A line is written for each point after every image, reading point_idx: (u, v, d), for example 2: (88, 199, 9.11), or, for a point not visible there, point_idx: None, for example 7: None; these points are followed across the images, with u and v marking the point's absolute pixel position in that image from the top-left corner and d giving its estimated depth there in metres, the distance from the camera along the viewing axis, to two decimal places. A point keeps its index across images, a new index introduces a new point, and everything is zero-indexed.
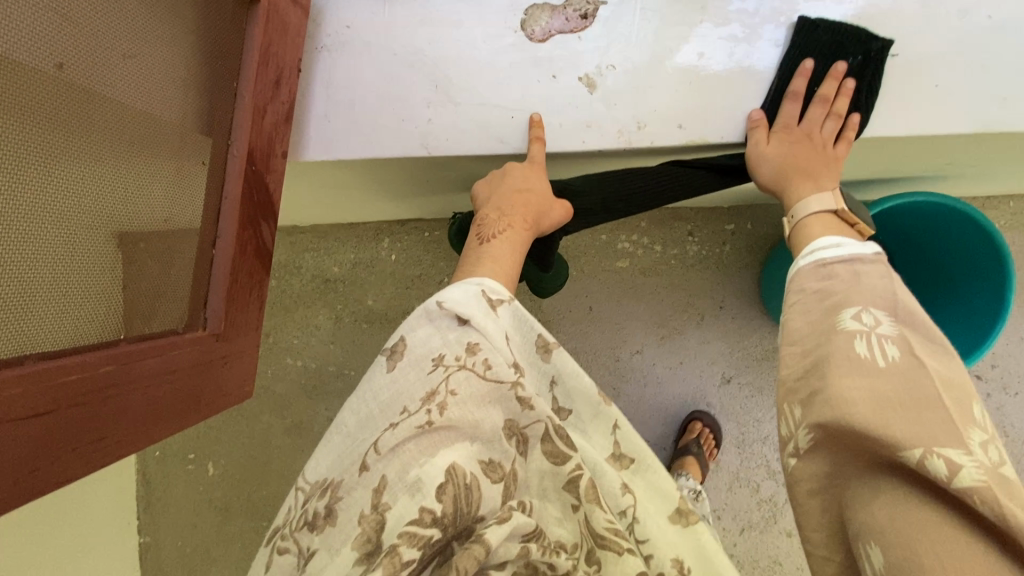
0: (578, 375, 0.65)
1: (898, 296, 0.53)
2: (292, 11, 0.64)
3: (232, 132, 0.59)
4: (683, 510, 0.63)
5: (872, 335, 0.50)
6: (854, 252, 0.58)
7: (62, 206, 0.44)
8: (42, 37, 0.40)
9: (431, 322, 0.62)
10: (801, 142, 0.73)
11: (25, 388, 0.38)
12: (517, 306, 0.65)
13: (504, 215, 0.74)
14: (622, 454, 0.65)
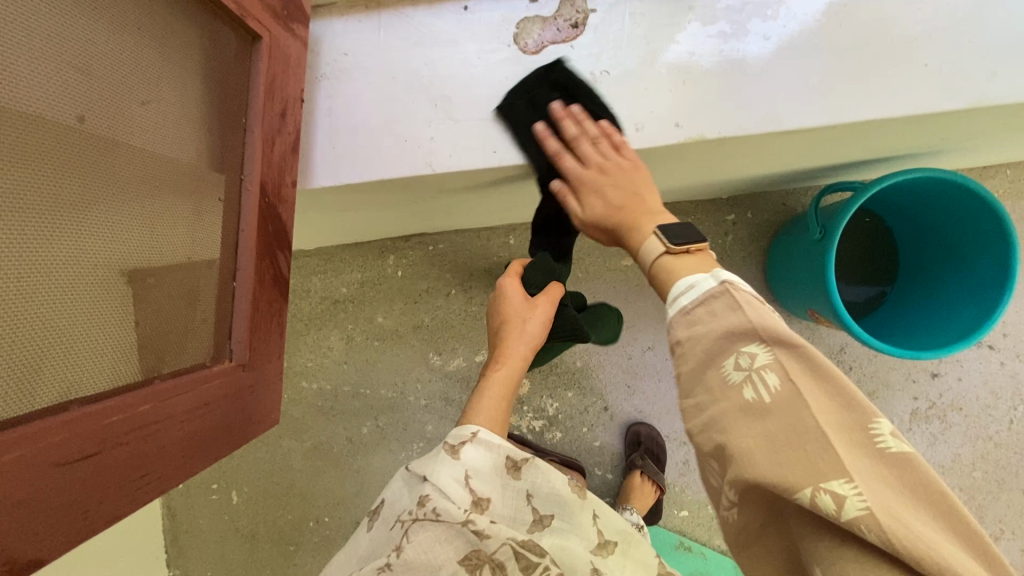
0: (552, 476, 0.71)
1: (755, 327, 0.45)
2: (292, 44, 0.66)
3: (243, 167, 0.60)
4: (664, 573, 0.72)
5: (751, 375, 0.44)
6: (709, 292, 0.50)
7: (94, 254, 0.45)
8: (67, 93, 0.41)
9: (408, 481, 0.69)
10: (609, 188, 0.68)
11: (72, 433, 0.40)
12: (481, 439, 0.70)
13: (495, 351, 0.81)
14: (607, 541, 0.71)
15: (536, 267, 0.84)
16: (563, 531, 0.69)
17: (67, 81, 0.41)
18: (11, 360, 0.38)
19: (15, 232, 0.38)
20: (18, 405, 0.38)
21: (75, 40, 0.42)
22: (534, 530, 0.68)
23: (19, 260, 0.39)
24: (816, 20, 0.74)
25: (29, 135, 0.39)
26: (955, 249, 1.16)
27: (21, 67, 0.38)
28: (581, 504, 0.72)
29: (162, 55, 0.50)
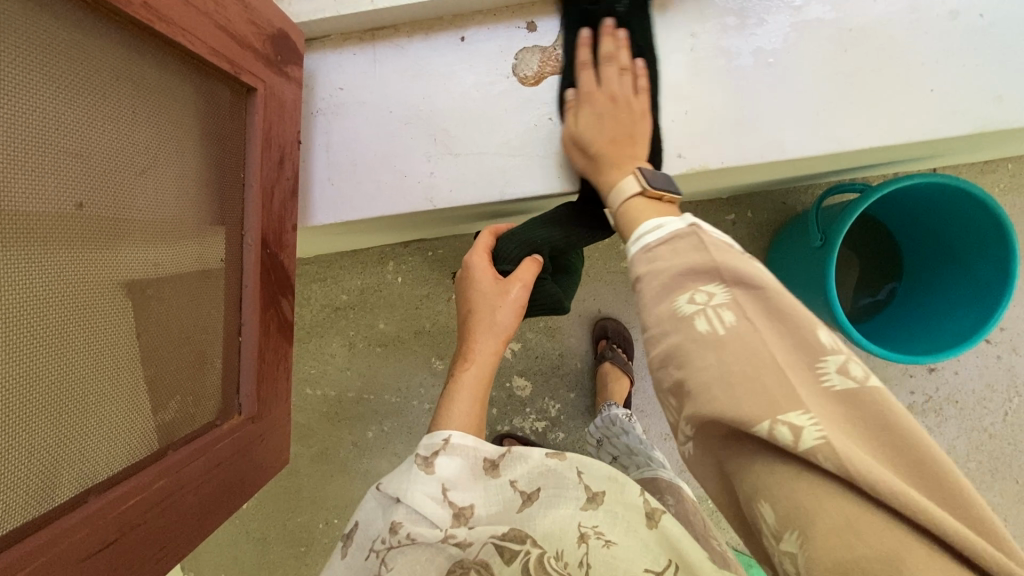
0: (528, 456, 0.61)
1: (715, 266, 0.42)
2: (287, 87, 0.65)
3: (244, 221, 0.60)
4: (651, 511, 0.57)
5: (707, 310, 0.41)
6: (674, 233, 0.48)
7: (104, 339, 0.44)
8: (64, 189, 0.40)
9: (376, 499, 0.59)
10: (610, 121, 0.69)
11: (92, 527, 0.41)
12: (454, 445, 0.60)
13: (461, 347, 0.71)
14: (594, 492, 0.59)
15: (511, 240, 0.73)
16: (547, 503, 0.58)
17: (64, 176, 0.40)
18: (24, 467, 0.38)
19: (21, 343, 0.38)
20: (35, 508, 0.39)
21: (66, 129, 0.40)
22: (523, 510, 0.58)
23: (27, 368, 0.38)
24: (819, 46, 0.73)
25: (30, 243, 0.38)
26: (956, 249, 1.15)
27: (16, 176, 0.37)
28: (562, 470, 0.59)
29: (157, 121, 0.49)
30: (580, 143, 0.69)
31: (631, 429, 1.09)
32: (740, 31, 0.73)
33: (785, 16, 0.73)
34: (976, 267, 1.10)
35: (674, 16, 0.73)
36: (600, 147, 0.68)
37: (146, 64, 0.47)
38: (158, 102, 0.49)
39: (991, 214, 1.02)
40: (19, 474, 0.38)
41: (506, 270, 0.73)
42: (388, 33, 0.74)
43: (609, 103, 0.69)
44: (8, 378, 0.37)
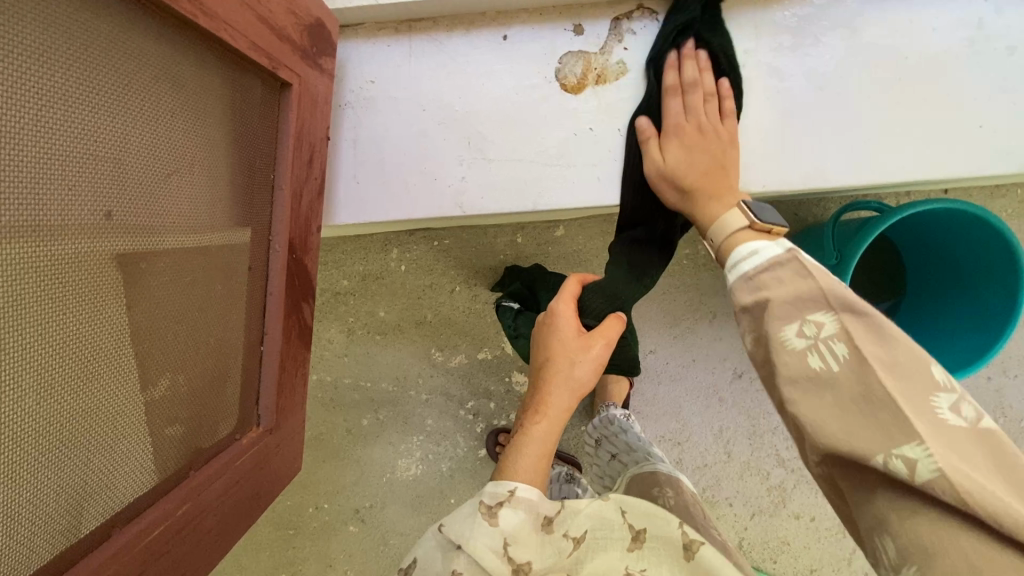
0: (578, 503, 0.61)
1: (823, 292, 0.41)
2: (319, 81, 0.61)
3: (272, 226, 0.56)
4: (688, 543, 0.58)
5: (817, 344, 0.40)
6: (773, 260, 0.46)
7: (137, 359, 0.41)
8: (96, 198, 0.37)
9: (436, 550, 0.58)
10: (699, 152, 0.64)
11: (120, 564, 0.39)
12: (519, 498, 0.58)
13: (534, 397, 0.65)
14: (635, 532, 0.59)
15: (599, 292, 0.70)
16: (596, 544, 0.58)
17: (96, 186, 0.37)
18: (54, 501, 0.36)
19: (51, 372, 0.35)
20: (64, 541, 0.36)
21: (100, 136, 0.37)
22: (575, 554, 0.58)
23: (57, 397, 0.35)
24: (873, 71, 0.70)
25: (62, 260, 0.35)
26: (963, 274, 1.09)
27: (45, 189, 0.33)
28: (605, 511, 0.61)
29: (194, 122, 0.45)
30: (671, 179, 0.64)
31: (630, 429, 1.05)
32: (793, 50, 0.70)
33: (841, 38, 0.70)
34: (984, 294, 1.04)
35: (727, 30, 0.70)
36: (693, 183, 0.63)
37: (184, 59, 0.43)
38: (195, 101, 0.45)
39: (1004, 241, 0.96)
40: (48, 508, 0.35)
41: (589, 324, 0.70)
42: (425, 26, 0.70)
43: (696, 134, 0.65)
44: (37, 410, 0.34)
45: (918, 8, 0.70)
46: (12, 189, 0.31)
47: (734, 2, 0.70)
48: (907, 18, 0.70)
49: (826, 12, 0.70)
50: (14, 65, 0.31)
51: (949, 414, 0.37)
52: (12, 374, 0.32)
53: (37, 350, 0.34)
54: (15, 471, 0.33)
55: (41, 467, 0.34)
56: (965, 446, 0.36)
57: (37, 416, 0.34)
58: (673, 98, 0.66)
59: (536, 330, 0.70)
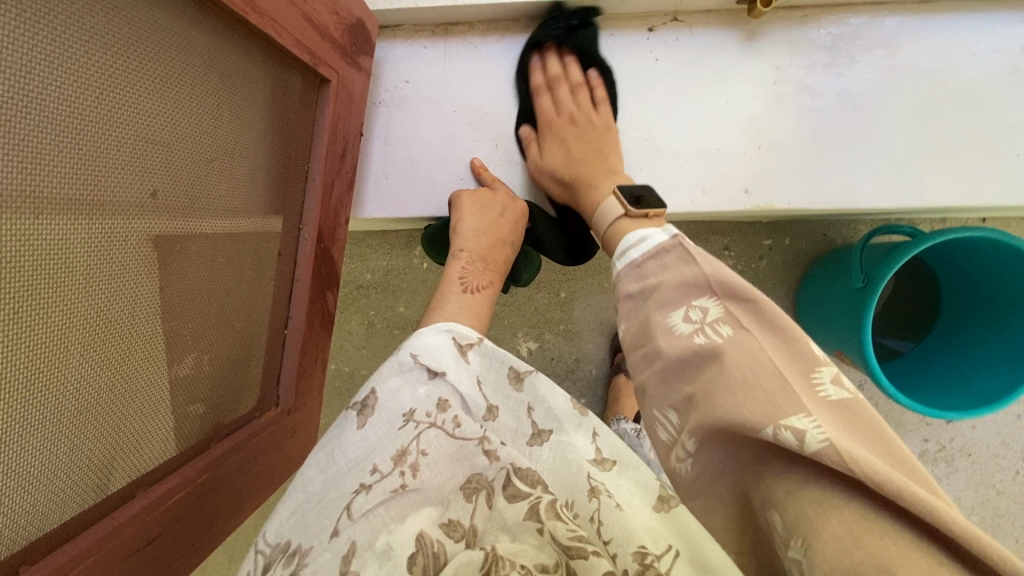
0: (554, 396, 0.58)
1: (709, 280, 0.44)
2: (356, 78, 0.63)
3: (302, 216, 0.59)
4: (665, 496, 0.53)
5: (702, 329, 0.42)
6: (659, 246, 0.50)
7: (174, 334, 0.44)
8: (142, 176, 0.39)
9: (400, 375, 0.55)
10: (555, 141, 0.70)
11: (141, 524, 0.41)
12: (489, 345, 0.60)
13: (473, 268, 0.70)
14: (602, 457, 0.56)
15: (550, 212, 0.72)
16: (561, 448, 0.56)
17: (148, 167, 0.39)
18: (85, 459, 0.38)
19: (84, 336, 0.36)
20: (93, 497, 0.39)
21: (145, 116, 0.38)
22: (533, 445, 0.57)
23: (88, 360, 0.37)
24: (908, 92, 0.70)
25: (113, 230, 0.37)
26: (995, 306, 1.06)
27: (102, 164, 0.36)
28: (580, 425, 0.57)
29: (237, 112, 0.47)
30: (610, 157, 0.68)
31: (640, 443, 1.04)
32: (828, 69, 0.70)
33: (876, 58, 0.70)
34: (1018, 328, 1.00)
35: (761, 46, 0.70)
36: (570, 177, 0.69)
37: (234, 53, 0.46)
38: (240, 93, 0.47)
39: None
40: (83, 466, 0.38)
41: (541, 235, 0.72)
42: (460, 30, 0.72)
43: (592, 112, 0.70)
44: (78, 370, 0.36)
45: (960, 31, 0.69)
46: (62, 160, 0.33)
47: (771, 18, 0.70)
48: (948, 41, 0.69)
49: (863, 32, 0.70)
50: (83, 49, 0.34)
51: (829, 388, 0.38)
52: (59, 333, 0.34)
53: (84, 313, 0.36)
54: (55, 424, 0.35)
55: (78, 424, 0.37)
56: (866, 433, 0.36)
57: (78, 375, 0.36)
58: (543, 96, 0.72)
59: (472, 193, 0.69)
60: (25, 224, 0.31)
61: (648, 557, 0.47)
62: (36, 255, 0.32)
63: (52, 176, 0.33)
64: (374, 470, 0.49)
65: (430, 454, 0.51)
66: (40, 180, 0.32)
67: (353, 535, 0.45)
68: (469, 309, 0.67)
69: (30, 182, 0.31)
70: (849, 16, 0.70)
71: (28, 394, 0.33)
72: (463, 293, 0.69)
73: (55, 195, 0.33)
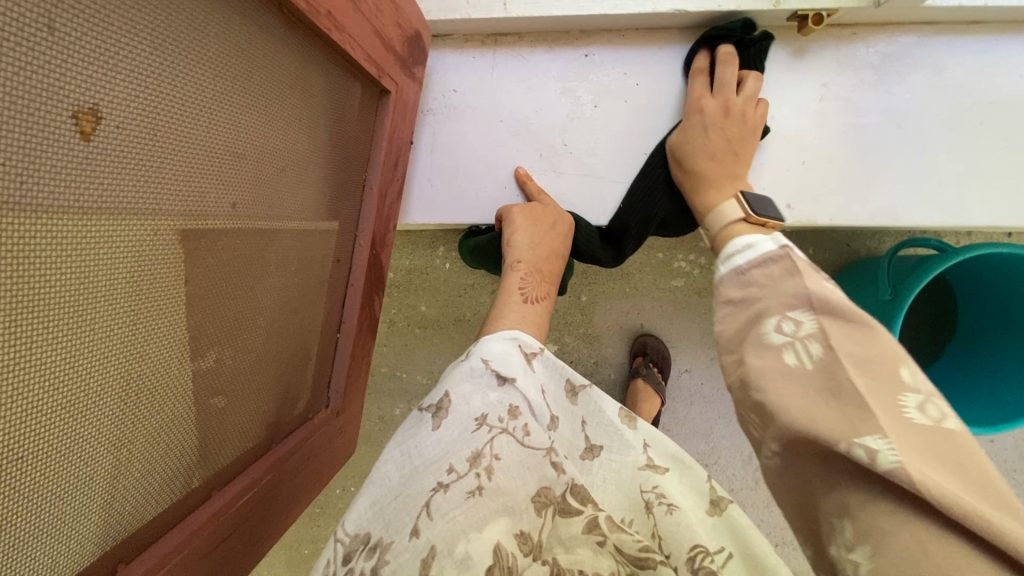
0: (605, 405, 0.63)
1: (810, 295, 0.44)
2: (411, 88, 0.64)
3: (358, 223, 0.60)
4: (716, 499, 0.58)
5: (795, 342, 0.43)
6: (766, 255, 0.49)
7: (249, 338, 0.45)
8: (231, 191, 0.40)
9: (472, 380, 0.59)
10: (715, 133, 0.65)
11: (217, 524, 0.43)
12: (551, 357, 0.65)
13: (526, 283, 0.72)
14: (655, 464, 0.60)
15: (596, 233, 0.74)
16: (611, 463, 0.60)
17: (240, 179, 0.40)
18: (173, 462, 0.39)
19: (178, 345, 0.37)
20: (180, 492, 0.40)
21: (240, 132, 0.39)
22: (587, 458, 0.61)
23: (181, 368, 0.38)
24: (955, 112, 0.70)
25: (212, 241, 0.39)
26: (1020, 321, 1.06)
27: (207, 177, 0.37)
28: (633, 436, 0.62)
29: (308, 124, 0.48)
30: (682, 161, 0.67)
31: None
32: (875, 87, 0.70)
33: (924, 77, 0.70)
34: None
35: (810, 61, 0.70)
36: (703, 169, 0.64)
37: (312, 66, 0.47)
38: (313, 105, 0.49)
39: None
40: (171, 468, 0.39)
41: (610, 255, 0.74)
42: (509, 41, 0.73)
43: (720, 115, 0.65)
44: (170, 378, 0.37)
45: (1008, 53, 0.70)
46: (176, 178, 0.34)
47: (821, 35, 0.70)
48: (997, 62, 0.69)
49: (912, 51, 0.70)
50: (205, 70, 0.35)
51: (914, 411, 0.38)
52: (164, 340, 0.36)
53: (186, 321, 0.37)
54: (155, 425, 0.37)
55: (174, 425, 0.38)
56: (939, 446, 0.37)
57: (175, 380, 0.38)
58: (726, 65, 0.66)
59: (522, 208, 0.70)
60: (146, 238, 0.33)
61: (701, 559, 0.51)
62: (150, 268, 0.34)
63: (168, 193, 0.34)
64: (451, 469, 0.52)
65: (503, 459, 0.54)
66: (158, 199, 0.33)
67: (432, 538, 0.47)
68: (530, 318, 0.69)
69: (154, 199, 0.33)
70: (900, 34, 0.70)
71: (134, 399, 0.34)
72: (523, 304, 0.70)
73: (172, 209, 0.34)
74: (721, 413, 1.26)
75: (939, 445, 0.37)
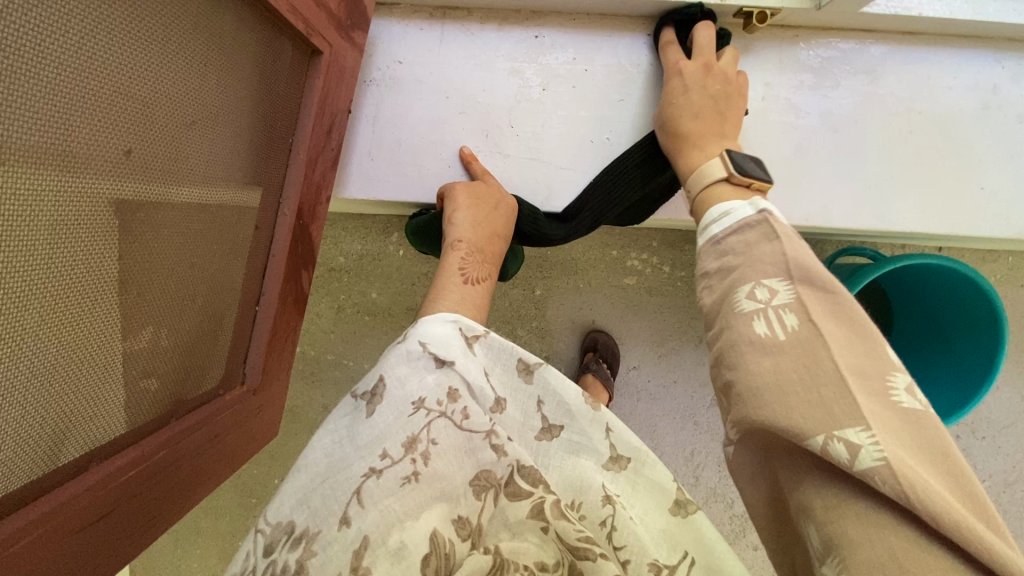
0: (565, 389, 0.59)
1: (788, 260, 0.44)
2: (349, 54, 0.61)
3: (283, 189, 0.57)
4: (682, 500, 0.55)
5: (767, 311, 0.42)
6: (743, 221, 0.49)
7: (144, 299, 0.42)
8: (113, 131, 0.36)
9: (408, 363, 0.56)
10: (699, 93, 0.64)
11: (92, 499, 0.39)
12: (494, 338, 0.61)
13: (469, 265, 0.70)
14: (617, 455, 0.57)
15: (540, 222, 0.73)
16: (569, 449, 0.58)
17: (127, 126, 0.37)
18: (38, 429, 0.35)
19: (46, 297, 0.34)
20: (41, 470, 0.36)
21: (119, 66, 0.36)
22: (542, 440, 0.58)
23: (48, 321, 0.34)
24: (888, 119, 0.72)
25: (87, 189, 0.35)
26: (942, 329, 1.11)
27: (79, 116, 0.34)
28: (594, 423, 0.58)
29: (219, 72, 0.45)
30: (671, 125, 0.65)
31: None
32: (814, 90, 0.72)
33: (860, 83, 0.72)
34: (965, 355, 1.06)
35: (755, 59, 0.71)
36: (688, 129, 0.63)
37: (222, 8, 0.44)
38: (227, 59, 0.45)
39: (987, 305, 0.99)
40: (36, 435, 0.35)
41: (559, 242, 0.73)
42: (459, 15, 0.71)
43: (702, 72, 0.64)
44: (33, 333, 0.33)
45: (939, 65, 0.72)
46: (30, 105, 0.31)
47: (766, 34, 0.71)
48: (929, 76, 0.72)
49: (850, 57, 0.72)
50: None
51: (903, 393, 0.39)
52: (24, 293, 0.32)
53: (54, 274, 0.34)
54: (12, 387, 0.33)
55: (36, 390, 0.34)
56: (922, 431, 0.38)
57: (39, 337, 0.34)
58: (703, 29, 0.66)
59: (465, 186, 0.69)
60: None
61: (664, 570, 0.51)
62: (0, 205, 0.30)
63: (19, 123, 0.30)
64: (384, 455, 0.50)
65: (438, 444, 0.53)
66: (8, 128, 0.30)
67: (365, 527, 0.47)
68: (469, 301, 0.67)
69: (3, 126, 0.29)
70: (839, 40, 0.72)
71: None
72: (464, 284, 0.69)
73: (28, 142, 0.31)
74: (669, 410, 1.28)
75: (923, 429, 0.38)
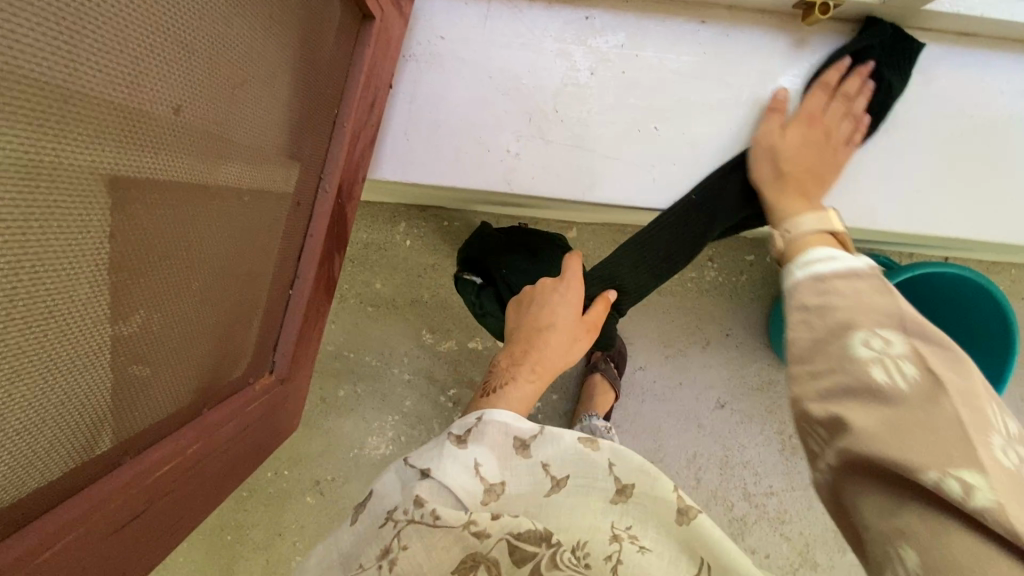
0: (559, 438, 0.56)
1: (902, 314, 0.36)
2: (395, 23, 0.57)
3: (325, 165, 0.53)
4: (685, 508, 0.52)
5: (883, 359, 0.35)
6: (851, 269, 0.40)
7: (187, 276, 0.38)
8: (177, 89, 0.32)
9: (397, 479, 0.54)
10: (807, 146, 0.61)
11: (126, 498, 0.35)
12: (488, 415, 0.58)
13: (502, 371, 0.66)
14: (619, 486, 0.54)
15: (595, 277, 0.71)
16: (570, 496, 0.54)
17: (190, 85, 0.33)
18: (77, 418, 0.31)
19: (102, 271, 0.30)
20: (75, 462, 0.32)
21: (190, 17, 0.32)
22: (549, 496, 0.54)
23: (101, 299, 0.30)
24: (939, 120, 0.71)
25: (150, 152, 0.31)
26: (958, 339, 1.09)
27: (151, 70, 0.30)
28: (588, 459, 0.55)
29: (273, 30, 0.41)
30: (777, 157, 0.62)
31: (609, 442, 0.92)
32: None
33: (914, 82, 0.70)
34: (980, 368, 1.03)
35: (811, 53, 0.69)
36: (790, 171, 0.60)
37: None
38: (281, 16, 0.41)
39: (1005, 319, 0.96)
40: (74, 424, 0.31)
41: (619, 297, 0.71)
42: None
43: (824, 135, 0.62)
44: (84, 311, 0.29)
45: (992, 68, 0.71)
46: (106, 53, 0.27)
47: (822, 28, 0.69)
48: (982, 76, 0.71)
49: None
50: None
51: (998, 454, 0.32)
52: (79, 265, 0.28)
53: (110, 243, 0.30)
54: (56, 371, 0.29)
55: (77, 373, 0.30)
56: (919, 433, 0.32)
57: (90, 316, 0.30)
58: (857, 86, 0.64)
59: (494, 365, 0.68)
60: (60, 121, 0.25)
61: None
62: (65, 163, 0.26)
63: (93, 72, 0.26)
64: None
65: None
66: (81, 75, 0.26)
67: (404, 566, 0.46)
68: None
69: (77, 73, 0.25)
70: None
71: (30, 331, 0.27)
72: None
73: (101, 95, 0.27)
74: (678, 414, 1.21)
75: (928, 436, 0.32)
